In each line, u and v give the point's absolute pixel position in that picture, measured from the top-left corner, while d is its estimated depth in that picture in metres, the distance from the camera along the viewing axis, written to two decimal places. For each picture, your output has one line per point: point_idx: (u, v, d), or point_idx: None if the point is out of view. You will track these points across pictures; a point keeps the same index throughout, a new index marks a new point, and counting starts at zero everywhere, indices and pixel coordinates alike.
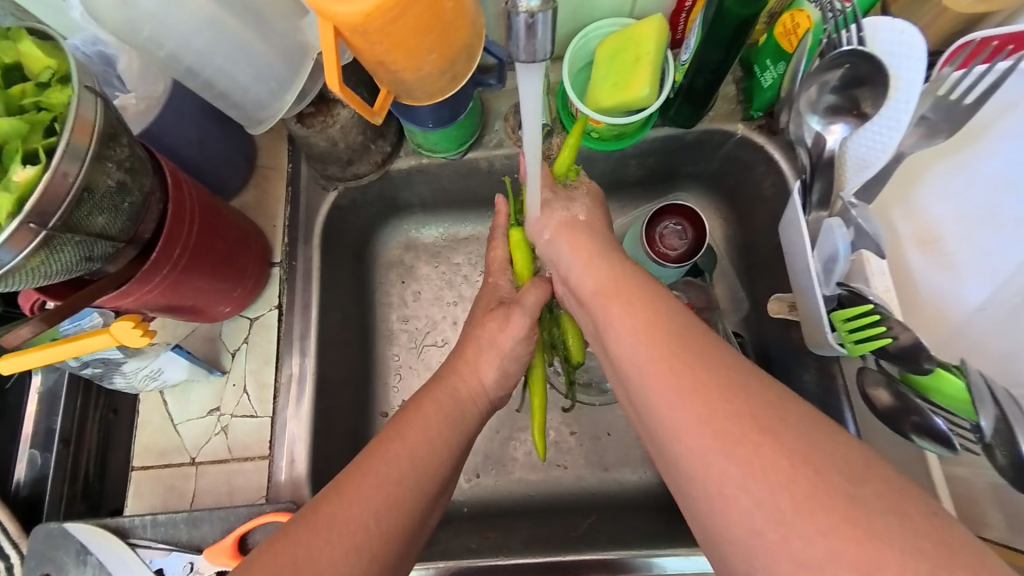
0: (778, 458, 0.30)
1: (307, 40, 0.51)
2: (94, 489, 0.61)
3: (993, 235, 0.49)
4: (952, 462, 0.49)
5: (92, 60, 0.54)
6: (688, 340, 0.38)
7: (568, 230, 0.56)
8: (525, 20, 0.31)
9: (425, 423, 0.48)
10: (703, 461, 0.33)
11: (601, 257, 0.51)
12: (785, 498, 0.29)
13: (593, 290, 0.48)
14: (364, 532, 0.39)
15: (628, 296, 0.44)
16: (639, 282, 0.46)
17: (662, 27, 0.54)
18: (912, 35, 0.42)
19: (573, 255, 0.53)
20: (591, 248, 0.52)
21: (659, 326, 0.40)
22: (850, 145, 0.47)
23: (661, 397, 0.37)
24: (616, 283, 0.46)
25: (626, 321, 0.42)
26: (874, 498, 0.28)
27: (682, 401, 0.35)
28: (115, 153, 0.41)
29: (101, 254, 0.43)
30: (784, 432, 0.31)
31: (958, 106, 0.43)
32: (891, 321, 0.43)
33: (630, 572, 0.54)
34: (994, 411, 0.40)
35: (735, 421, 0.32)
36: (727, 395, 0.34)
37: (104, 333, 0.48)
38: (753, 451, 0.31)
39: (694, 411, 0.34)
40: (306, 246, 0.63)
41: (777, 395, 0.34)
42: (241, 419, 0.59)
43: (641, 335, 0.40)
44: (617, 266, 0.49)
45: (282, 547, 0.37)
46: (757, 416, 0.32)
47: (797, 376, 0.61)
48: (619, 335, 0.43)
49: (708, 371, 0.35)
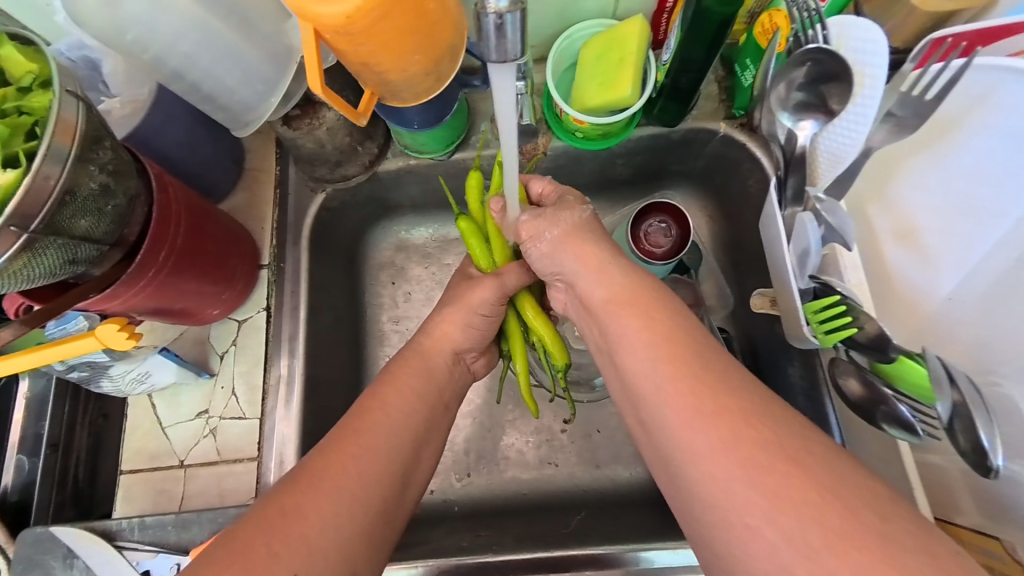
0: (808, 491, 0.31)
1: (293, 43, 0.52)
2: (84, 494, 0.61)
3: (970, 228, 0.49)
4: (924, 450, 0.51)
5: (78, 64, 0.54)
6: (710, 363, 0.38)
7: (568, 234, 0.51)
8: (494, 20, 0.32)
9: (403, 423, 0.47)
10: (729, 491, 0.33)
11: (613, 263, 0.47)
12: (815, 534, 0.30)
13: (604, 299, 0.45)
14: (343, 475, 0.41)
15: (643, 307, 0.42)
16: (654, 293, 0.44)
17: (644, 27, 0.54)
18: (876, 34, 0.43)
19: (576, 262, 0.49)
20: (598, 255, 0.48)
21: (681, 346, 0.39)
22: (822, 141, 0.48)
23: (686, 423, 0.36)
24: (630, 293, 0.44)
25: (644, 337, 0.40)
26: (896, 534, 0.29)
27: (708, 429, 0.34)
28: (99, 156, 0.41)
29: (85, 257, 0.43)
30: (812, 465, 0.32)
31: (922, 101, 0.44)
32: (857, 314, 0.45)
33: (618, 567, 0.54)
34: (952, 396, 0.41)
35: (762, 452, 0.33)
36: (754, 425, 0.34)
37: (91, 336, 0.48)
38: (781, 483, 0.31)
39: (721, 439, 0.34)
40: (295, 248, 0.63)
41: (800, 425, 0.34)
42: (230, 421, 0.59)
43: (662, 353, 0.39)
44: (629, 274, 0.46)
45: (273, 499, 0.39)
46: (785, 448, 0.33)
47: (782, 371, 0.62)
48: (636, 350, 0.40)
49: (735, 398, 0.35)
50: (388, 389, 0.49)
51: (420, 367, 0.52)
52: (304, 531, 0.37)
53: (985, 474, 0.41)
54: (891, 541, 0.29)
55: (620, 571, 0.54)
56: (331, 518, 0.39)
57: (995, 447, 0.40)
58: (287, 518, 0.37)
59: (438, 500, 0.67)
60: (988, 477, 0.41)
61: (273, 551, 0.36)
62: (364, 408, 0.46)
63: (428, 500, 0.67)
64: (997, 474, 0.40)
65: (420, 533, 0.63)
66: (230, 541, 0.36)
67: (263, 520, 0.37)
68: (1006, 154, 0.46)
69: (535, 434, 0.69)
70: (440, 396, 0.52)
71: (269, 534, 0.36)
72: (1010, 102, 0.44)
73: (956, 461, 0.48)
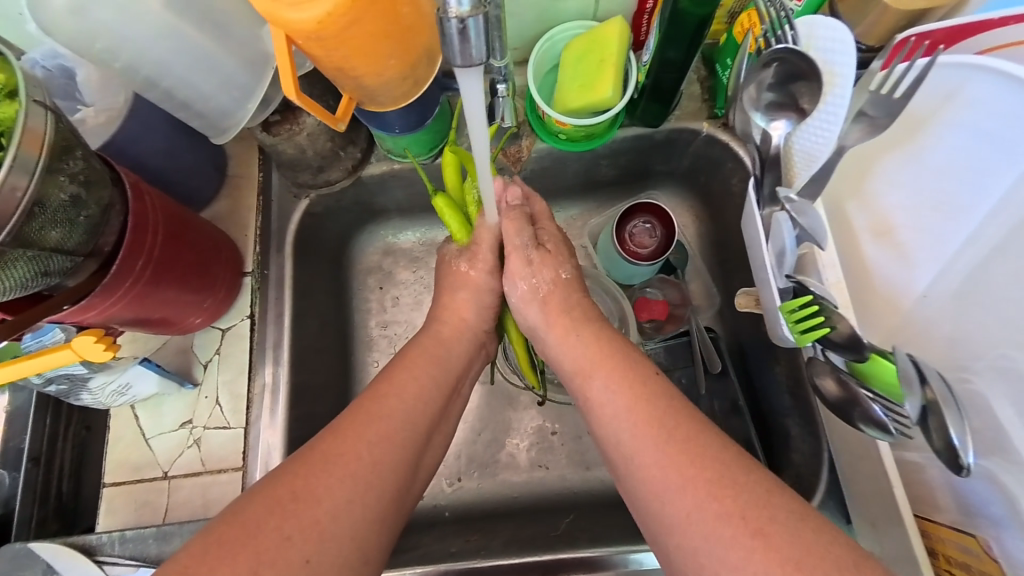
0: (771, 563, 0.32)
1: (268, 49, 0.52)
2: (68, 507, 0.60)
3: (943, 224, 0.49)
4: (902, 447, 0.51)
5: (52, 73, 0.54)
6: (674, 431, 0.40)
7: (544, 296, 0.55)
8: (457, 25, 0.32)
9: (414, 414, 0.46)
10: (700, 561, 0.35)
11: (576, 332, 0.51)
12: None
13: (576, 368, 0.49)
14: (357, 460, 0.41)
15: (611, 376, 0.46)
16: (622, 359, 0.47)
17: (624, 28, 0.54)
18: (843, 33, 0.43)
19: (548, 328, 0.53)
20: (567, 322, 0.52)
21: (646, 415, 0.42)
22: (796, 140, 0.48)
23: (656, 494, 0.39)
24: (598, 360, 0.48)
25: (612, 408, 0.44)
26: None
27: (676, 499, 0.37)
28: (69, 166, 0.41)
29: (57, 269, 0.43)
30: (775, 535, 0.33)
31: (892, 100, 0.44)
32: (830, 313, 0.45)
33: (608, 570, 0.54)
34: (923, 395, 0.41)
35: (728, 523, 0.35)
36: (718, 494, 0.36)
37: (67, 347, 0.47)
38: (747, 554, 0.33)
39: (687, 511, 0.36)
40: (279, 255, 0.63)
41: (765, 489, 0.36)
42: (214, 431, 0.59)
43: (629, 424, 0.42)
44: (595, 341, 0.50)
45: (285, 480, 0.38)
46: (747, 516, 0.34)
47: (769, 369, 0.62)
48: (607, 422, 0.44)
49: (698, 469, 0.38)
50: (408, 375, 0.49)
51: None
52: (316, 517, 0.37)
53: (958, 472, 0.40)
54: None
55: (609, 573, 0.54)
56: (344, 501, 0.38)
57: (966, 444, 0.40)
58: (298, 501, 0.37)
59: (428, 505, 0.66)
60: (961, 475, 0.41)
61: (285, 534, 0.35)
62: (379, 393, 0.46)
63: (418, 506, 0.66)
64: (969, 472, 0.40)
65: (410, 538, 0.62)
66: (232, 522, 0.36)
67: (274, 501, 0.37)
68: (975, 151, 0.46)
69: (526, 436, 0.68)
70: (454, 386, 0.52)
71: (278, 517, 0.36)
72: (976, 97, 0.45)
73: (932, 459, 0.48)
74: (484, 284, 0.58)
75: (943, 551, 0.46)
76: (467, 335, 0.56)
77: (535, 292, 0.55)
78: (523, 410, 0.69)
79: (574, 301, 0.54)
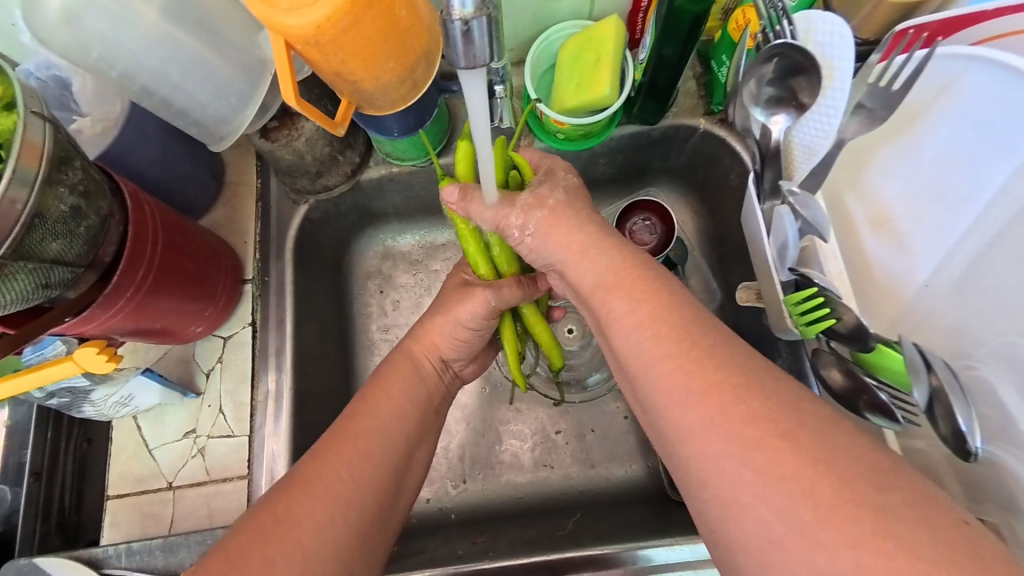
0: (801, 465, 0.30)
1: (265, 54, 0.51)
2: (70, 522, 0.59)
3: (941, 214, 0.50)
4: (908, 435, 0.51)
5: (47, 84, 0.53)
6: (701, 338, 0.37)
7: (553, 221, 0.48)
8: (460, 27, 0.32)
9: (390, 427, 0.46)
10: (718, 469, 0.32)
11: (598, 247, 0.45)
12: (807, 507, 0.29)
13: (593, 284, 0.44)
14: (337, 479, 0.40)
15: (632, 287, 0.41)
16: (647, 274, 0.42)
17: (620, 26, 0.54)
18: (841, 27, 0.44)
19: (563, 250, 0.47)
20: (585, 240, 0.46)
21: (672, 324, 0.38)
22: (796, 133, 0.49)
23: (674, 403, 0.35)
24: (620, 274, 0.43)
25: (632, 320, 0.40)
26: (892, 501, 0.28)
27: (698, 406, 0.34)
28: (68, 176, 0.41)
29: (59, 280, 0.43)
30: (806, 437, 0.31)
31: (891, 92, 0.45)
32: (835, 305, 0.45)
33: (618, 567, 0.54)
34: (929, 383, 0.43)
35: (755, 427, 0.32)
36: (744, 398, 0.33)
37: (68, 360, 0.47)
38: (774, 460, 0.31)
39: (709, 415, 0.33)
40: (279, 260, 0.62)
41: (795, 395, 0.33)
42: (217, 440, 0.58)
43: (650, 334, 0.38)
44: (617, 255, 0.44)
45: (267, 506, 0.38)
46: (775, 420, 0.32)
47: (771, 362, 0.62)
48: (626, 333, 0.40)
49: (724, 373, 0.34)
50: None
51: (410, 375, 0.51)
52: (300, 539, 0.36)
53: (966, 458, 0.42)
54: (888, 512, 0.28)
55: (618, 570, 0.54)
56: (326, 522, 0.38)
57: (973, 430, 0.42)
58: (282, 525, 0.36)
59: (433, 507, 0.66)
60: (968, 460, 0.42)
61: (269, 560, 0.35)
62: (356, 412, 0.46)
63: (424, 509, 0.66)
64: (977, 457, 0.42)
65: (416, 543, 0.62)
66: (212, 560, 0.35)
67: (257, 528, 0.36)
68: (973, 140, 0.47)
69: (530, 436, 0.68)
70: (430, 405, 0.52)
71: (260, 543, 0.35)
72: (973, 88, 0.46)
73: (939, 446, 0.48)
74: (460, 315, 0.55)
75: None
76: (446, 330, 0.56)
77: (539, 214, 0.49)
78: (526, 411, 0.69)
79: (587, 218, 0.48)
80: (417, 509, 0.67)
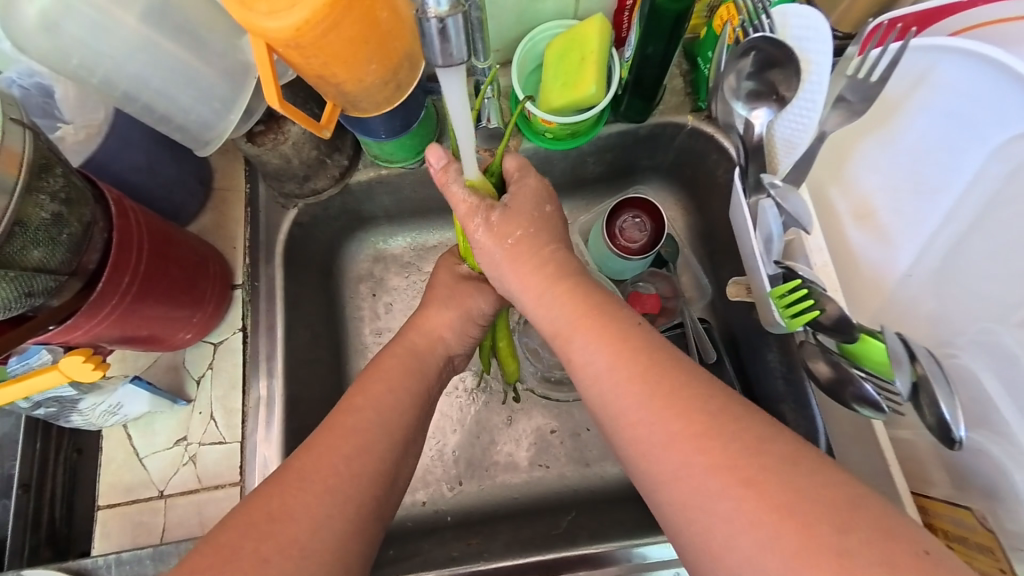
0: (764, 511, 0.30)
1: (248, 59, 0.51)
2: (61, 534, 0.58)
3: (920, 204, 0.51)
4: (894, 425, 0.52)
5: (29, 92, 0.53)
6: (662, 378, 0.37)
7: (514, 255, 0.48)
8: (436, 25, 0.32)
9: (390, 418, 0.46)
10: (692, 517, 0.32)
11: (560, 283, 0.46)
12: (773, 556, 0.29)
13: (555, 330, 0.45)
14: (319, 460, 0.40)
15: (590, 324, 0.42)
16: (603, 313, 0.43)
17: (604, 25, 0.55)
18: (817, 21, 0.45)
19: (522, 291, 0.48)
20: (547, 276, 0.47)
21: (630, 368, 0.38)
22: (777, 127, 0.49)
23: (646, 451, 0.35)
24: (576, 312, 0.43)
25: (594, 363, 0.40)
26: (851, 542, 0.28)
27: (663, 455, 0.34)
28: (49, 184, 0.41)
29: (42, 288, 0.42)
30: (765, 479, 0.31)
31: (868, 84, 0.45)
32: (818, 296, 0.46)
33: (612, 565, 0.54)
34: (910, 371, 0.43)
35: (719, 475, 0.32)
36: (706, 445, 0.33)
37: (53, 369, 0.46)
38: (739, 507, 0.31)
39: (677, 466, 0.34)
40: (268, 265, 0.61)
41: (752, 436, 0.33)
42: (208, 447, 0.58)
43: (610, 377, 0.39)
44: (570, 296, 0.45)
45: (262, 500, 0.38)
46: (737, 466, 0.32)
47: (762, 356, 0.62)
48: (589, 382, 0.40)
49: (684, 417, 0.35)
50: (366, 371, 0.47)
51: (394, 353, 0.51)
52: (295, 535, 0.36)
53: (950, 445, 0.42)
54: (849, 556, 0.28)
55: (613, 569, 0.53)
56: (308, 501, 0.38)
57: (957, 417, 0.41)
58: (275, 521, 0.37)
59: (428, 510, 0.66)
60: (954, 448, 0.42)
61: (263, 557, 0.35)
62: (352, 408, 0.45)
63: (419, 511, 0.66)
64: (961, 444, 0.41)
65: (411, 546, 0.62)
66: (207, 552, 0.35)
67: (249, 524, 0.36)
68: (947, 132, 0.48)
69: (524, 436, 0.68)
70: (429, 394, 0.51)
71: (253, 540, 0.35)
72: (946, 80, 0.47)
73: (923, 435, 0.49)
74: (472, 308, 0.57)
75: (939, 526, 0.47)
76: (438, 333, 0.55)
77: (498, 260, 0.48)
78: (522, 410, 0.69)
79: (546, 258, 0.48)
80: (411, 513, 0.66)
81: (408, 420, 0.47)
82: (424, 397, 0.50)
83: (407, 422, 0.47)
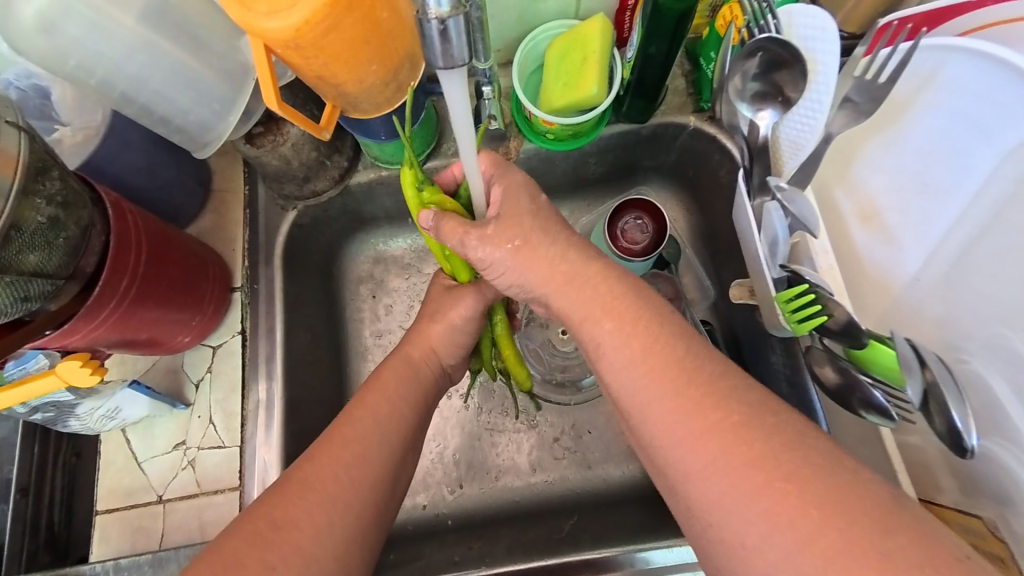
0: (806, 509, 0.30)
1: (247, 60, 0.51)
2: (60, 538, 0.58)
3: (927, 205, 0.51)
4: (902, 432, 0.51)
5: (27, 93, 0.52)
6: (698, 372, 0.36)
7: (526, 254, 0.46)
8: (437, 26, 0.32)
9: (387, 425, 0.45)
10: (721, 513, 0.32)
11: (578, 277, 0.44)
12: (813, 555, 0.29)
13: (580, 317, 0.43)
14: (321, 466, 0.40)
15: (620, 313, 0.41)
16: (636, 300, 0.41)
17: (606, 25, 0.54)
18: (824, 20, 0.44)
19: (544, 281, 0.45)
20: (568, 270, 0.44)
21: (662, 358, 0.37)
22: (782, 128, 0.49)
23: (670, 444, 0.35)
24: (603, 302, 0.42)
25: (621, 351, 0.39)
26: (898, 543, 0.28)
27: (693, 449, 0.34)
28: (45, 187, 0.40)
29: (39, 293, 0.42)
30: (806, 477, 0.31)
31: (874, 84, 0.45)
32: (826, 301, 0.45)
33: (616, 569, 0.53)
34: (922, 376, 0.42)
35: (755, 470, 0.31)
36: (743, 440, 0.33)
37: (51, 374, 0.46)
38: (778, 504, 0.30)
39: (708, 462, 0.33)
40: (268, 267, 0.61)
41: (789, 431, 0.33)
42: (208, 451, 0.57)
43: (639, 367, 0.38)
44: (601, 283, 0.43)
45: (262, 510, 0.37)
46: (775, 463, 0.31)
47: (766, 358, 0.62)
48: (617, 371, 0.39)
49: (720, 412, 0.34)
50: None
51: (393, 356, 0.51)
52: (299, 543, 0.36)
53: (961, 454, 0.42)
54: (893, 558, 0.27)
55: (616, 573, 0.53)
56: (309, 508, 0.38)
57: (968, 425, 0.41)
58: (278, 529, 0.36)
59: (429, 514, 0.65)
60: (964, 456, 0.42)
61: (268, 564, 0.35)
62: (350, 417, 0.45)
63: (420, 515, 0.65)
64: (973, 453, 0.41)
65: (412, 550, 0.62)
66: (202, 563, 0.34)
67: (252, 533, 0.36)
68: (955, 132, 0.48)
69: (526, 439, 0.68)
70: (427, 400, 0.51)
71: (258, 549, 0.35)
72: (954, 80, 0.47)
73: (932, 440, 0.49)
74: (473, 310, 0.56)
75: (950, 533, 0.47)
76: (439, 336, 0.55)
77: (503, 261, 0.46)
78: (523, 413, 0.69)
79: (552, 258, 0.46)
80: (412, 517, 0.66)
81: (406, 425, 0.47)
82: (422, 403, 0.50)
83: (405, 429, 0.47)
